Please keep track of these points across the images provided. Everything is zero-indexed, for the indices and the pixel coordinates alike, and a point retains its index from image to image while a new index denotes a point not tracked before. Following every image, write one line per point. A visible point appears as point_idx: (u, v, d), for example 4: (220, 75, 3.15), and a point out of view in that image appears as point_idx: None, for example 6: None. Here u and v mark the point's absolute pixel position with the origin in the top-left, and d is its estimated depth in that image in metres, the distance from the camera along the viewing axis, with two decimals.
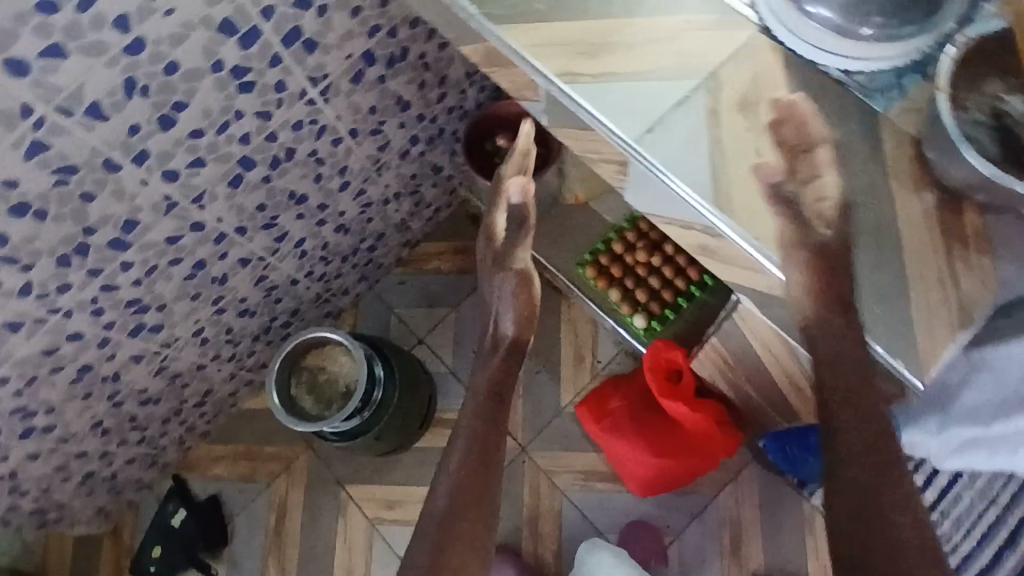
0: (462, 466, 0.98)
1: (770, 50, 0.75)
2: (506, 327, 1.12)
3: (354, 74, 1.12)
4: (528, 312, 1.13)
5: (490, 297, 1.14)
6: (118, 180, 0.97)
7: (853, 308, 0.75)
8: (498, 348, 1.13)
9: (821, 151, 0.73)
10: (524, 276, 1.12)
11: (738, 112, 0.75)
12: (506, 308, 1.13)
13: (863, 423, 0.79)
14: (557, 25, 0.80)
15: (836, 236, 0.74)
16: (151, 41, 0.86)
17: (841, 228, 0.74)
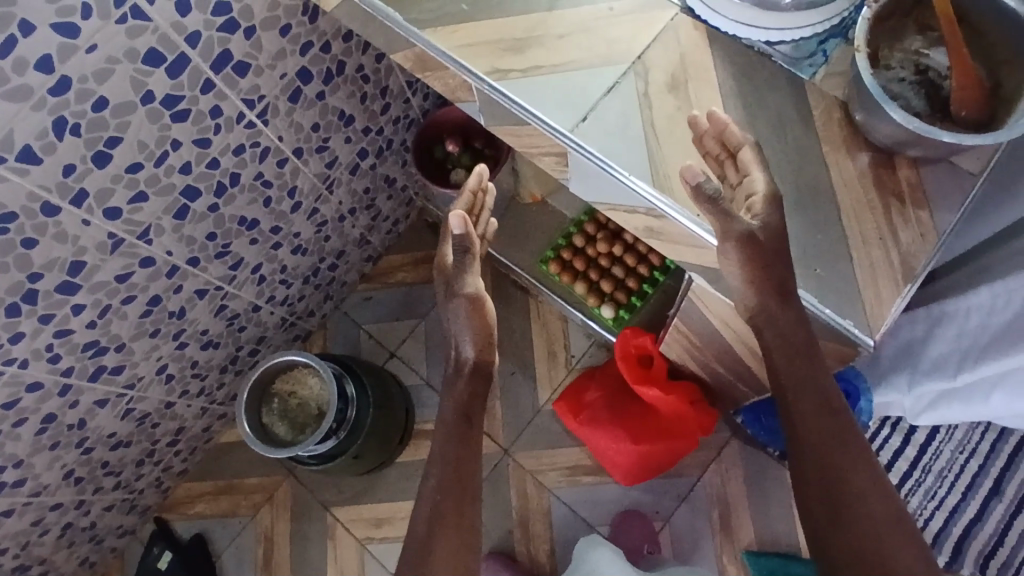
0: (439, 487, 0.96)
1: (694, 29, 0.77)
2: (467, 353, 1.09)
3: (291, 92, 1.11)
4: (485, 339, 1.09)
5: (449, 314, 1.09)
6: (59, 223, 0.94)
7: (789, 297, 0.73)
8: (463, 372, 1.09)
9: (745, 151, 0.70)
10: (478, 304, 1.06)
11: (668, 93, 0.75)
12: (468, 341, 1.08)
13: (819, 400, 0.78)
14: (482, 24, 0.81)
15: (761, 226, 0.71)
16: (77, 79, 0.84)
17: (768, 219, 0.71)
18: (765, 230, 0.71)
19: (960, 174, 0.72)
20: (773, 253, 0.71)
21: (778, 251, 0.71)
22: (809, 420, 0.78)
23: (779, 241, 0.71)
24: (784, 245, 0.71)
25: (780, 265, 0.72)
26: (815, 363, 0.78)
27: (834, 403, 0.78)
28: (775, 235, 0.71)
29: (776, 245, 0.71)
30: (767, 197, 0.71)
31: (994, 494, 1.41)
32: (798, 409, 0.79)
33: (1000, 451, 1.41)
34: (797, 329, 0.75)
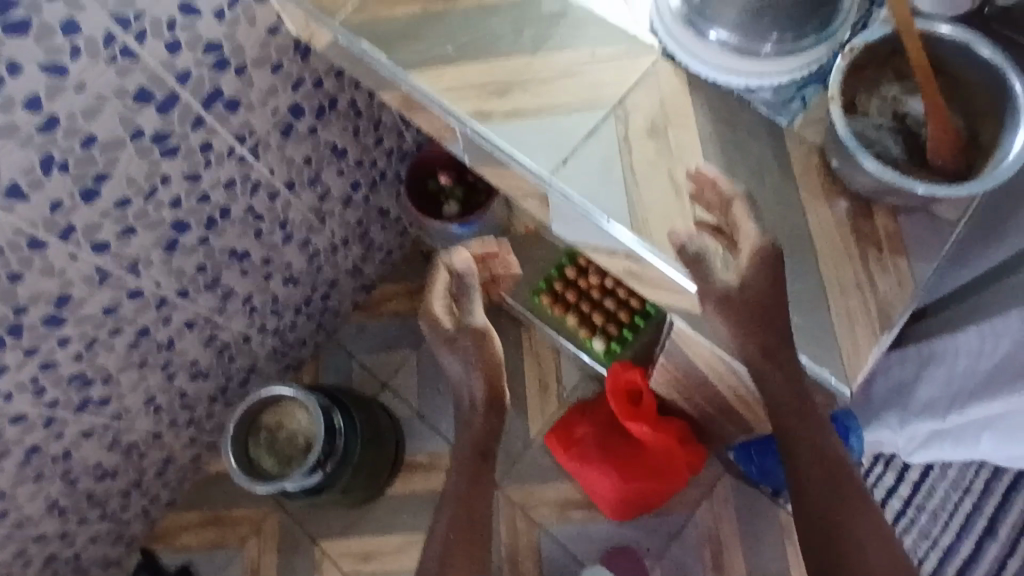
0: (451, 527, 0.96)
1: (674, 75, 0.78)
2: (478, 388, 1.06)
3: (282, 127, 1.12)
4: (489, 371, 1.06)
5: (452, 351, 1.04)
6: (46, 257, 0.95)
7: (769, 350, 0.74)
8: (482, 400, 1.07)
9: (736, 205, 0.71)
10: (484, 338, 1.04)
11: (648, 137, 0.76)
12: (476, 374, 1.05)
13: (817, 455, 0.79)
14: (467, 67, 0.82)
15: (739, 286, 0.73)
16: (65, 117, 0.85)
17: (746, 279, 0.73)
18: (741, 291, 0.73)
19: (938, 222, 0.72)
20: (762, 314, 0.73)
21: (770, 306, 0.73)
22: (810, 474, 0.79)
23: (757, 300, 0.73)
24: (763, 302, 0.73)
25: (775, 321, 0.73)
26: (809, 414, 0.78)
27: (831, 458, 0.79)
28: (762, 293, 0.72)
29: (768, 303, 0.73)
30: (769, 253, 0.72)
31: (989, 534, 1.38)
32: (799, 464, 0.80)
33: (994, 489, 1.39)
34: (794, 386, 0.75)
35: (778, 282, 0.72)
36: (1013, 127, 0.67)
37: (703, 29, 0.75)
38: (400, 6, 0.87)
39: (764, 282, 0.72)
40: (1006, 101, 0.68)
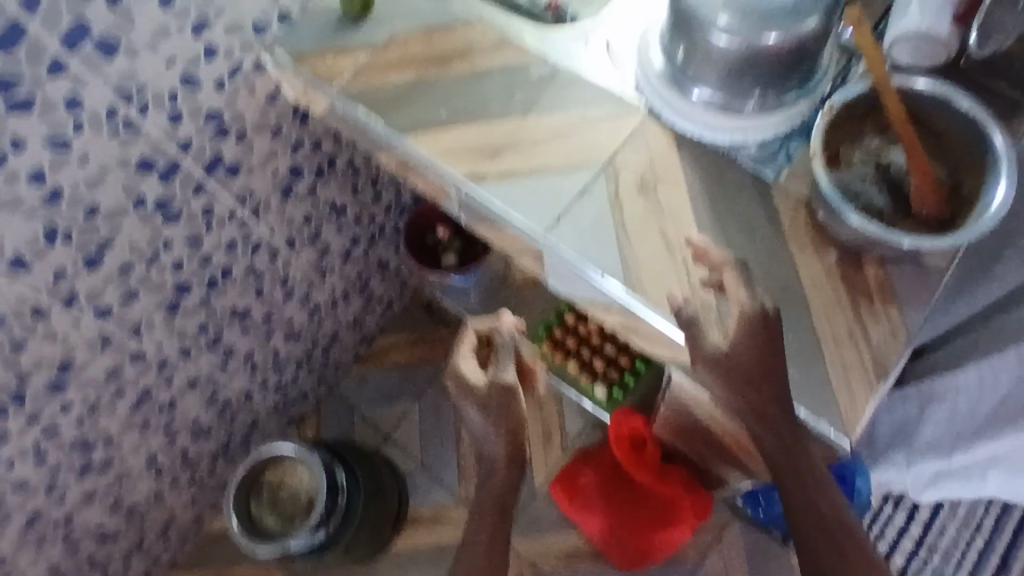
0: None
1: (661, 132, 0.82)
2: (498, 443, 1.04)
3: (282, 188, 1.15)
4: (512, 428, 1.04)
5: (480, 408, 1.02)
6: (49, 325, 0.96)
7: (763, 413, 0.72)
8: (504, 457, 1.05)
9: (727, 272, 0.73)
10: (511, 396, 1.02)
11: (638, 194, 0.78)
12: (497, 428, 1.03)
13: (823, 526, 0.75)
14: (461, 130, 0.85)
15: (731, 350, 0.72)
16: (69, 189, 0.86)
17: (738, 343, 0.71)
18: (733, 355, 0.72)
19: (927, 270, 0.73)
20: (755, 381, 0.71)
21: (764, 372, 0.71)
22: (816, 547, 0.75)
23: (750, 364, 0.71)
24: (757, 366, 0.71)
25: (769, 387, 0.71)
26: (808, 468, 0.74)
27: (837, 528, 0.76)
28: (754, 360, 0.71)
29: (761, 370, 0.71)
30: (757, 317, 0.71)
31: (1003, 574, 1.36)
32: (802, 528, 0.77)
33: (1005, 526, 1.38)
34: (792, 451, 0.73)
35: (772, 345, 0.70)
36: (995, 176, 0.69)
37: (687, 88, 0.80)
38: (397, 73, 0.90)
39: (756, 347, 0.71)
40: (986, 152, 0.70)
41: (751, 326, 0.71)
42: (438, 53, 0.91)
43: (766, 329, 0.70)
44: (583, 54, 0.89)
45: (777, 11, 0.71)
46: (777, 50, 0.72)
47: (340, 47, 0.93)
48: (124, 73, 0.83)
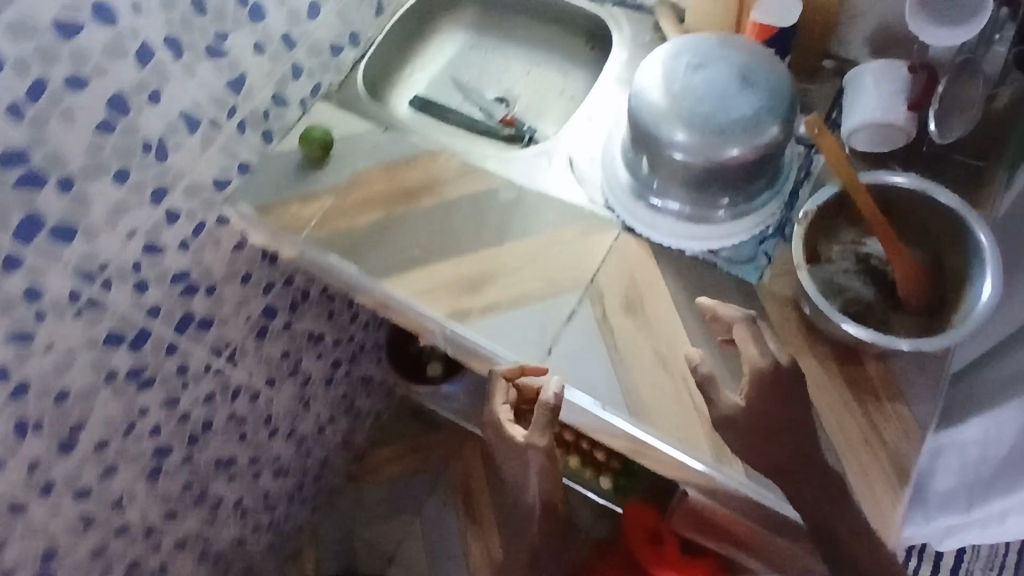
0: None
1: (638, 244, 0.82)
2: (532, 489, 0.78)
3: (257, 330, 1.11)
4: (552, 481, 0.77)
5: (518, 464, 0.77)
6: (26, 520, 0.89)
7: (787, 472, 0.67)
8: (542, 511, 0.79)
9: (738, 327, 0.68)
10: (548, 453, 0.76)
11: (626, 314, 0.77)
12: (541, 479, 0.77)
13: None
14: (439, 265, 0.84)
15: (745, 409, 0.66)
16: (36, 380, 0.81)
17: (752, 401, 0.66)
18: (747, 413, 0.66)
19: (925, 358, 0.73)
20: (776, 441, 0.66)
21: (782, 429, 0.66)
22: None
23: (765, 420, 0.66)
24: (774, 421, 0.66)
25: (788, 449, 0.66)
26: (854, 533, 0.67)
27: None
28: (766, 417, 0.66)
29: (776, 425, 0.66)
30: (768, 368, 0.66)
31: None
32: None
33: None
34: (831, 517, 0.66)
35: (784, 399, 0.66)
36: (977, 272, 0.69)
37: (651, 197, 0.82)
38: (364, 215, 0.90)
39: (771, 402, 0.66)
40: (963, 243, 0.71)
41: (765, 380, 0.65)
42: (403, 188, 0.91)
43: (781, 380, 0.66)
44: (547, 173, 0.90)
45: (727, 124, 0.72)
46: (727, 160, 0.73)
47: (303, 195, 0.94)
48: (84, 256, 0.79)
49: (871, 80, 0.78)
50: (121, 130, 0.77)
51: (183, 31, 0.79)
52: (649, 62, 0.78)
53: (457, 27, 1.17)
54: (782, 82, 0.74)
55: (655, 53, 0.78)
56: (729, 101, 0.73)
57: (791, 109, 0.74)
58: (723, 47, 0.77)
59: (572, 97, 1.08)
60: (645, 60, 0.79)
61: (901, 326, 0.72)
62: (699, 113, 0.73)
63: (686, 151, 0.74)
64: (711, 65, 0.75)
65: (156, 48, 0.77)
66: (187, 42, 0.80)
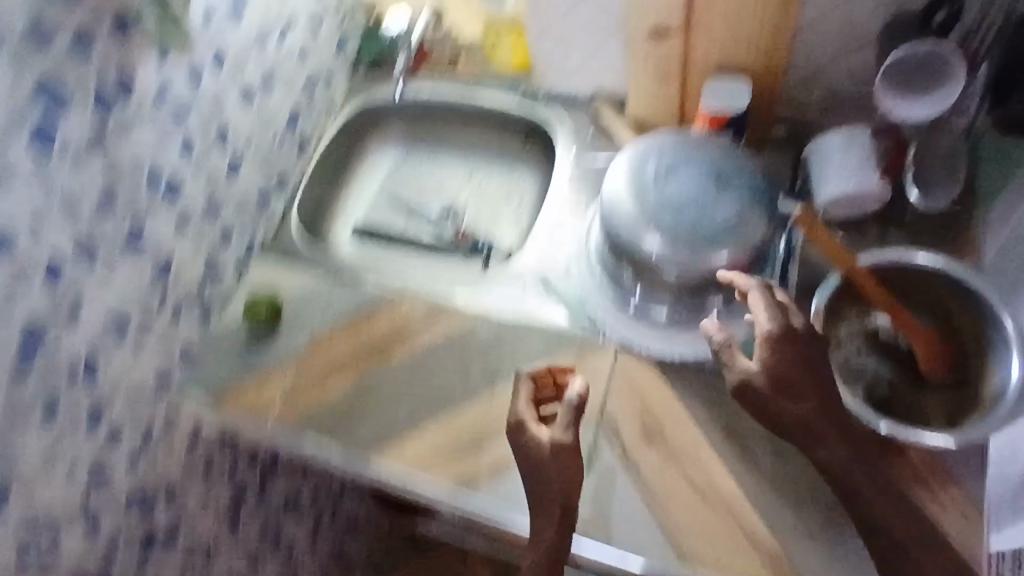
0: None
1: (640, 362, 0.77)
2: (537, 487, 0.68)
3: (230, 517, 0.99)
4: (571, 485, 0.67)
5: (524, 456, 0.69)
6: None
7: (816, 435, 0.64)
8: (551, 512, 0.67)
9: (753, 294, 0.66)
10: (569, 453, 0.67)
11: (647, 445, 0.72)
12: (556, 477, 0.67)
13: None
14: (432, 426, 0.77)
15: (762, 373, 0.64)
16: None
17: (770, 365, 0.64)
18: (765, 378, 0.64)
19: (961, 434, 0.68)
20: (814, 413, 0.63)
21: (817, 400, 0.64)
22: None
23: (785, 382, 0.63)
24: (793, 380, 0.63)
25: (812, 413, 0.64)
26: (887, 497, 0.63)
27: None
28: (783, 380, 0.63)
29: (798, 389, 0.63)
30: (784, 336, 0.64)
31: None
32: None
33: None
34: (866, 483, 0.63)
35: (802, 362, 0.64)
36: (1000, 350, 0.67)
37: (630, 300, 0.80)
38: (335, 383, 0.82)
39: (789, 365, 0.63)
40: (979, 318, 0.69)
41: (778, 341, 0.64)
42: (372, 343, 0.84)
43: (795, 342, 0.64)
44: (523, 298, 0.84)
45: (707, 231, 0.70)
46: (713, 266, 0.70)
47: (261, 371, 0.84)
48: (22, 514, 0.67)
49: (837, 145, 0.75)
50: (42, 362, 0.66)
51: (94, 234, 0.70)
52: (616, 171, 0.74)
53: (388, 143, 1.09)
54: (756, 176, 0.73)
55: (621, 158, 0.75)
56: (705, 207, 0.71)
57: (773, 203, 0.72)
58: (686, 145, 0.74)
59: (523, 200, 1.03)
60: (613, 168, 0.75)
61: (931, 409, 0.68)
62: (679, 223, 0.70)
63: (671, 265, 0.71)
64: (680, 168, 0.73)
65: (66, 262, 0.67)
66: (100, 244, 0.70)
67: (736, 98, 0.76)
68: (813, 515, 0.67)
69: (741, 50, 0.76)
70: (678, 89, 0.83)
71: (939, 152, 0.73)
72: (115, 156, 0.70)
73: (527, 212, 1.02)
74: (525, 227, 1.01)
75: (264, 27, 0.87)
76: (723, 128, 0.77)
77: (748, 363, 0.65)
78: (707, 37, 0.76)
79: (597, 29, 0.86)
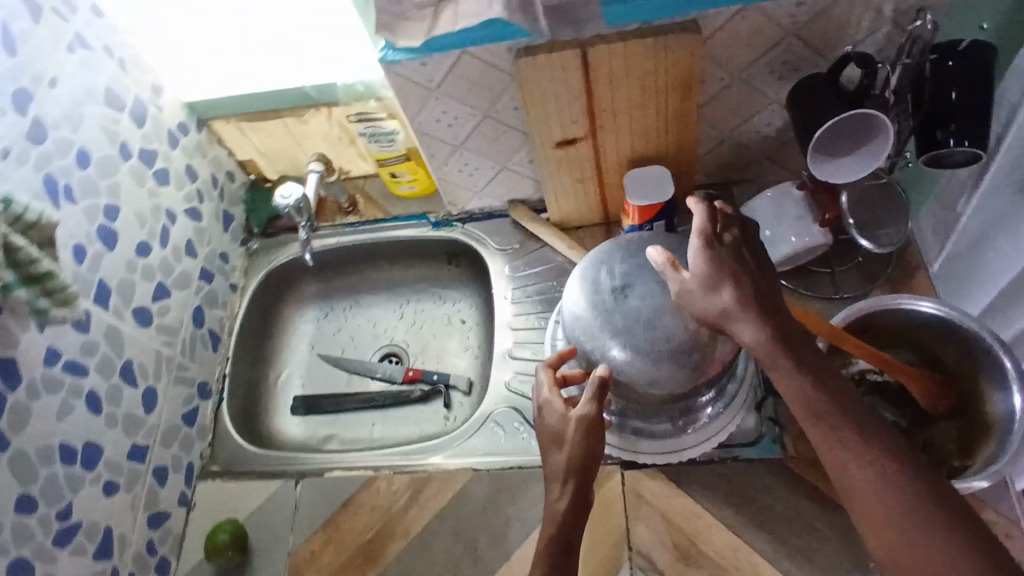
0: None
1: (650, 476, 0.73)
2: (558, 460, 0.62)
3: None
4: (588, 456, 0.62)
5: (551, 435, 0.64)
6: None
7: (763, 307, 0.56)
8: (570, 476, 0.61)
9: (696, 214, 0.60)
10: (593, 428, 0.62)
11: (687, 566, 0.68)
12: (574, 446, 0.62)
13: (898, 499, 0.49)
14: None
15: (694, 281, 0.58)
16: None
17: (699, 272, 0.58)
18: (697, 282, 0.58)
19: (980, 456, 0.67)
20: (736, 305, 0.56)
21: (742, 290, 0.57)
22: (894, 534, 0.48)
23: (722, 282, 0.57)
24: (728, 276, 0.57)
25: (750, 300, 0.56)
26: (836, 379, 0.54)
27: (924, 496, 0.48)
28: (715, 274, 0.57)
29: (737, 280, 0.57)
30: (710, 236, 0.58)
31: None
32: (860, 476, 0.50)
33: None
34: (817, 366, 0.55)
35: (736, 259, 0.58)
36: (1001, 376, 0.63)
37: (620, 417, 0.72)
38: None
39: (721, 271, 0.57)
40: (964, 343, 0.66)
41: (706, 248, 0.58)
42: (362, 544, 0.75)
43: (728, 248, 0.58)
44: (507, 441, 0.79)
45: (686, 339, 0.64)
46: (702, 373, 0.65)
47: None
48: None
49: (774, 203, 0.75)
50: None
51: (22, 546, 0.63)
52: (574, 300, 0.70)
53: (303, 304, 1.01)
54: None
55: (577, 273, 0.71)
56: (675, 316, 0.65)
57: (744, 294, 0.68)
58: (636, 252, 0.69)
59: (464, 322, 0.97)
60: (568, 295, 0.70)
61: (948, 441, 0.67)
62: (655, 341, 0.65)
63: (660, 384, 0.65)
64: (638, 280, 0.68)
65: None
66: (31, 556, 0.63)
67: (662, 186, 0.76)
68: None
69: (650, 143, 0.76)
70: (594, 186, 0.82)
71: (867, 193, 0.74)
72: (21, 452, 0.63)
73: (472, 333, 0.96)
74: (476, 351, 0.94)
75: (139, 238, 0.80)
76: (654, 219, 0.76)
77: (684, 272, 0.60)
78: (615, 140, 0.76)
79: (499, 153, 0.82)
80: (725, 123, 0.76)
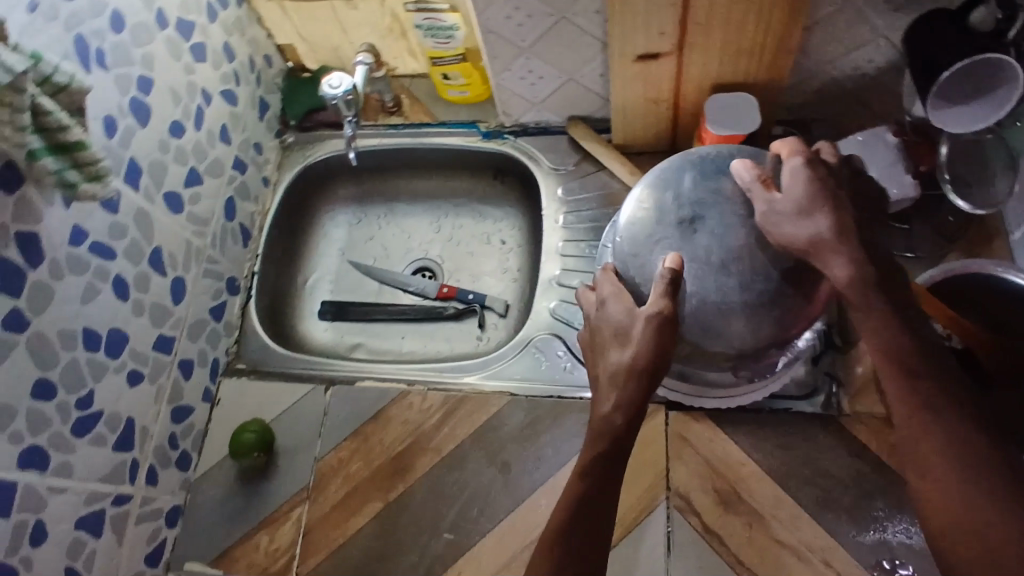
0: None
1: (692, 419, 0.71)
2: (621, 359, 0.59)
3: None
4: (655, 357, 0.58)
5: (614, 334, 0.61)
6: None
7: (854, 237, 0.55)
8: (633, 377, 0.58)
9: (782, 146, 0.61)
10: (665, 325, 0.58)
11: (725, 512, 0.66)
12: (641, 344, 0.58)
13: (958, 442, 0.48)
14: (482, 546, 0.68)
15: (788, 198, 0.57)
16: None
17: (791, 188, 0.57)
18: (787, 199, 0.58)
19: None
20: (832, 233, 0.56)
21: (839, 218, 0.56)
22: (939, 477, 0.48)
23: (817, 205, 0.56)
24: (826, 201, 0.56)
25: (850, 238, 0.55)
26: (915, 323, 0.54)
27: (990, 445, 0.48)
28: (814, 198, 0.56)
29: (838, 211, 0.56)
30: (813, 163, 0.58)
31: None
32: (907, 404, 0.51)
33: None
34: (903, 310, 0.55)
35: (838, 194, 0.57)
36: None
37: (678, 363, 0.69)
38: (357, 516, 0.71)
39: (816, 192, 0.57)
40: None
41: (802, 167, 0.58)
42: (389, 459, 0.73)
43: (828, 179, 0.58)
44: (547, 368, 0.76)
45: (761, 288, 0.61)
46: (772, 325, 0.62)
47: (271, 517, 0.73)
48: None
49: (867, 146, 0.69)
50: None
51: (39, 435, 0.60)
52: (637, 223, 0.65)
53: (337, 206, 0.97)
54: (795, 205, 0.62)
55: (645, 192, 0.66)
56: (752, 261, 0.61)
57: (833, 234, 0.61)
58: (709, 175, 0.64)
59: (504, 243, 0.92)
60: (631, 216, 0.66)
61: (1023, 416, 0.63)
62: (728, 285, 0.61)
63: (725, 332, 0.62)
64: (711, 211, 0.63)
65: (14, 478, 0.58)
66: (47, 444, 0.61)
67: (745, 117, 0.70)
68: (916, 550, 0.63)
69: (739, 65, 0.69)
70: (668, 108, 0.76)
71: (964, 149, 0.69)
72: (40, 334, 0.60)
73: (512, 255, 0.92)
74: (515, 273, 0.90)
75: (172, 116, 0.74)
76: None
77: (775, 193, 0.59)
78: (703, 61, 0.69)
79: (568, 61, 0.75)
80: (821, 53, 0.70)
